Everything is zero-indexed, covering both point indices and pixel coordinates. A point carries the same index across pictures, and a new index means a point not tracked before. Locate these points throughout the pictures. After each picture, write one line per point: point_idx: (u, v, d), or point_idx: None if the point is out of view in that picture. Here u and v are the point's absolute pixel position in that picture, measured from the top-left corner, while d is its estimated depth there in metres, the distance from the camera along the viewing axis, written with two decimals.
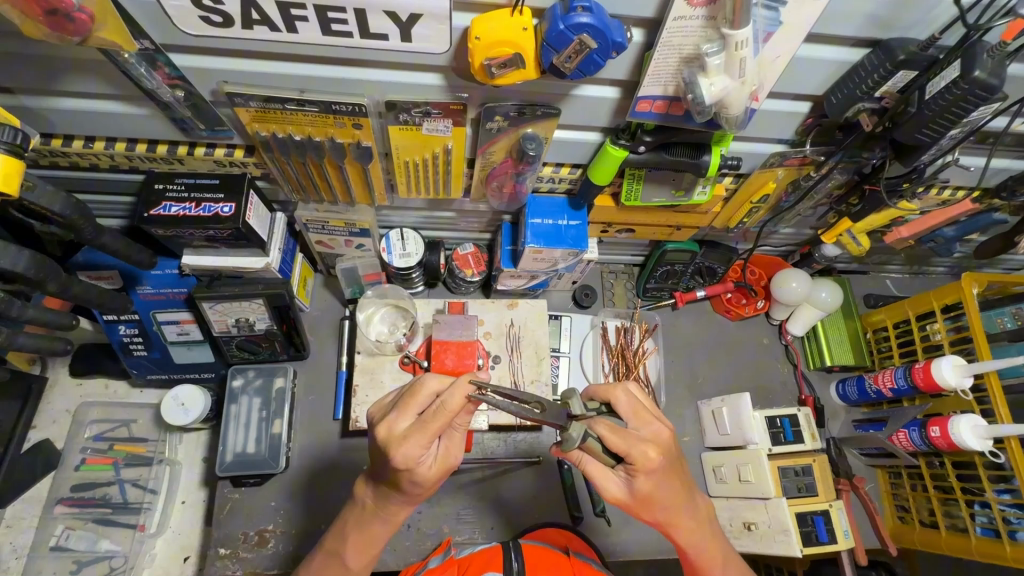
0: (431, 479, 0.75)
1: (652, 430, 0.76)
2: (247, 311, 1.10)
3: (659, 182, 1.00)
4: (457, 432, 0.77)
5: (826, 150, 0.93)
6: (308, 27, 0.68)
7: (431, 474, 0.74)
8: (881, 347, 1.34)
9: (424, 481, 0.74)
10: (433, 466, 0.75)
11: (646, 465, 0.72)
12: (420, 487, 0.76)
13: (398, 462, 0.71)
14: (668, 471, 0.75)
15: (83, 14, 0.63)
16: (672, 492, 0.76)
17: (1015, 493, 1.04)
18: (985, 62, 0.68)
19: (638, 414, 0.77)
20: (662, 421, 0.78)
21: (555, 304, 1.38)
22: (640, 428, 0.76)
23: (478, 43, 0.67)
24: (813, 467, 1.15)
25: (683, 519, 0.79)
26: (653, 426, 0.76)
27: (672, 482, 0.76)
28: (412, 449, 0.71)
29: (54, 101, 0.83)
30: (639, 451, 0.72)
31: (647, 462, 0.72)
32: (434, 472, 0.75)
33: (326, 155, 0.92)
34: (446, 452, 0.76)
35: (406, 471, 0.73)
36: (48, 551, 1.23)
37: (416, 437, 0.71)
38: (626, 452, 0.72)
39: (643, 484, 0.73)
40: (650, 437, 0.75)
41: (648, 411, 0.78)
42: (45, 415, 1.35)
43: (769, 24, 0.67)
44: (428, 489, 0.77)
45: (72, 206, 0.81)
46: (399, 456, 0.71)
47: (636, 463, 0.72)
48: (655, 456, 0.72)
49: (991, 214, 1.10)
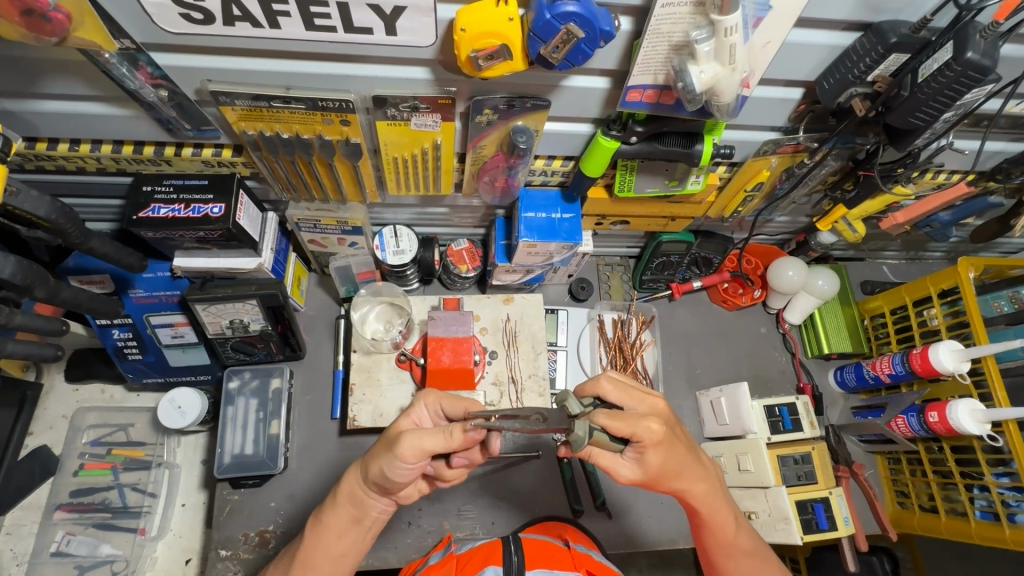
0: (392, 430, 0.79)
1: (648, 404, 0.78)
2: (241, 311, 1.09)
3: (653, 171, 0.99)
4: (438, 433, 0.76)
5: (820, 136, 0.92)
6: (291, 22, 0.67)
7: (399, 424, 0.81)
8: (879, 333, 1.35)
9: (394, 424, 0.81)
10: (403, 426, 0.79)
11: (653, 439, 0.73)
12: (380, 435, 0.79)
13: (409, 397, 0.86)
14: (674, 440, 0.76)
15: (60, 14, 0.62)
16: (681, 460, 0.77)
17: (1014, 476, 1.04)
18: (977, 42, 0.68)
19: (629, 394, 0.79)
20: (653, 393, 0.81)
21: (553, 298, 1.37)
22: (636, 406, 0.78)
23: (463, 34, 0.66)
24: (812, 455, 1.15)
25: (696, 487, 0.80)
26: (648, 399, 0.78)
27: (680, 451, 0.76)
28: (428, 398, 0.86)
29: (36, 103, 0.82)
30: (644, 429, 0.72)
31: (655, 436, 0.73)
32: (397, 427, 0.79)
33: (315, 153, 0.91)
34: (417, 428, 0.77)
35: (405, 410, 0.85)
36: (48, 557, 1.22)
37: (434, 395, 0.86)
38: (633, 433, 0.72)
39: (654, 456, 0.74)
40: (647, 411, 0.78)
41: (637, 388, 0.80)
42: (41, 421, 1.34)
43: (759, 9, 0.66)
44: (378, 446, 0.79)
45: (58, 209, 0.81)
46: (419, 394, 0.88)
47: (642, 439, 0.73)
48: (660, 429, 0.73)
49: (986, 198, 1.09)
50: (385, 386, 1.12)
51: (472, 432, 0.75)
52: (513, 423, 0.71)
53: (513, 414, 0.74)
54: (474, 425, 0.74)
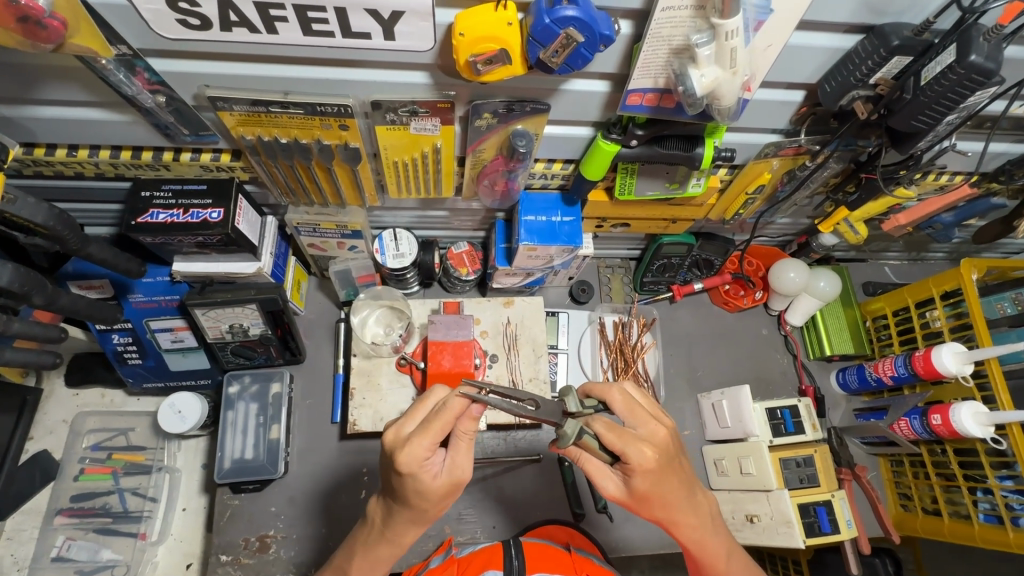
0: (438, 490, 0.73)
1: (649, 429, 0.75)
2: (240, 316, 1.08)
3: (653, 174, 0.99)
4: (465, 442, 0.75)
5: (822, 138, 0.91)
6: (288, 28, 0.66)
7: (435, 486, 0.73)
8: (881, 335, 1.34)
9: (430, 491, 0.73)
10: (441, 476, 0.73)
11: (642, 465, 0.72)
12: (427, 499, 0.74)
13: (403, 467, 0.70)
14: (665, 471, 0.75)
15: (56, 21, 0.61)
16: (670, 489, 0.76)
17: (1017, 480, 1.03)
18: (981, 45, 0.68)
19: (634, 413, 0.76)
20: (657, 420, 0.78)
21: (553, 301, 1.37)
22: (637, 427, 0.76)
23: (463, 39, 0.65)
24: (814, 458, 1.15)
25: (684, 517, 0.79)
26: (650, 425, 0.75)
27: (670, 481, 0.75)
28: (419, 448, 0.70)
29: (33, 109, 0.81)
30: (635, 451, 0.72)
31: (644, 462, 0.72)
32: (441, 484, 0.73)
33: (314, 158, 0.90)
34: (454, 463, 0.74)
35: (411, 477, 0.72)
36: (49, 562, 1.22)
37: (416, 438, 0.70)
38: (622, 451, 0.72)
39: (640, 482, 0.74)
40: (647, 436, 0.75)
41: (644, 409, 0.77)
42: (41, 425, 1.34)
43: (760, 13, 0.66)
44: (435, 504, 0.75)
45: (55, 215, 0.80)
46: (401, 457, 0.70)
47: (632, 461, 0.72)
48: (651, 455, 0.72)
49: (989, 199, 1.09)
50: (386, 390, 1.12)
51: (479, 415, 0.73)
52: (507, 404, 0.70)
53: (507, 391, 0.73)
54: (473, 407, 0.72)
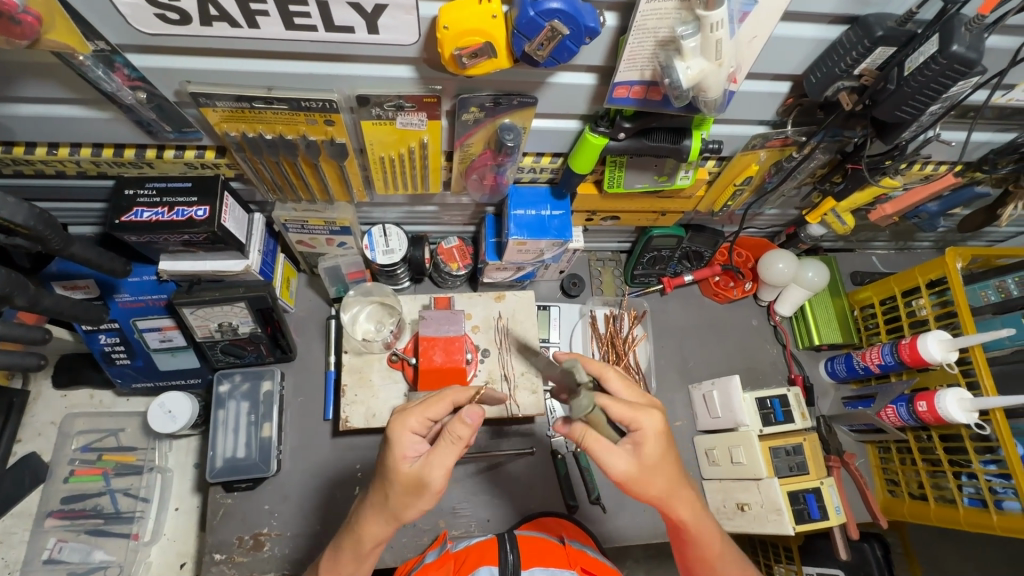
0: (405, 475, 0.76)
1: (650, 400, 0.78)
2: (229, 314, 1.08)
3: (641, 167, 0.99)
4: (452, 446, 0.74)
5: (808, 129, 0.92)
6: (270, 22, 0.66)
7: (405, 470, 0.76)
8: (868, 324, 1.35)
9: (398, 471, 0.76)
10: (413, 466, 0.76)
11: (654, 432, 0.73)
12: (393, 484, 0.77)
13: (392, 432, 0.77)
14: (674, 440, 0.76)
15: (29, 16, 0.60)
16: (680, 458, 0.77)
17: (1001, 463, 1.05)
18: (962, 36, 0.68)
19: (632, 390, 0.79)
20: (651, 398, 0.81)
21: (544, 294, 1.37)
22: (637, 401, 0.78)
23: (446, 32, 0.65)
24: (804, 446, 1.17)
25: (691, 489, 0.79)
26: (648, 397, 0.79)
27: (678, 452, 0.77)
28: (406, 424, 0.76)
29: (12, 107, 0.80)
30: (647, 418, 0.73)
31: (656, 428, 0.73)
32: (411, 472, 0.75)
33: (300, 154, 0.90)
34: (427, 461, 0.74)
35: (390, 446, 0.77)
36: (41, 565, 1.21)
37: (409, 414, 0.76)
38: (634, 419, 0.73)
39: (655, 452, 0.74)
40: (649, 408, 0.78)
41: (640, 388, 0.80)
42: (29, 427, 1.33)
43: (745, 3, 0.66)
44: (399, 493, 0.76)
45: (36, 215, 0.79)
46: (393, 421, 0.77)
47: (645, 430, 0.73)
48: (662, 421, 0.74)
49: (973, 187, 1.10)
50: (377, 387, 1.12)
51: (470, 421, 0.73)
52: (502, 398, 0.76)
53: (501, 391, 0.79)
54: (467, 411, 0.73)
